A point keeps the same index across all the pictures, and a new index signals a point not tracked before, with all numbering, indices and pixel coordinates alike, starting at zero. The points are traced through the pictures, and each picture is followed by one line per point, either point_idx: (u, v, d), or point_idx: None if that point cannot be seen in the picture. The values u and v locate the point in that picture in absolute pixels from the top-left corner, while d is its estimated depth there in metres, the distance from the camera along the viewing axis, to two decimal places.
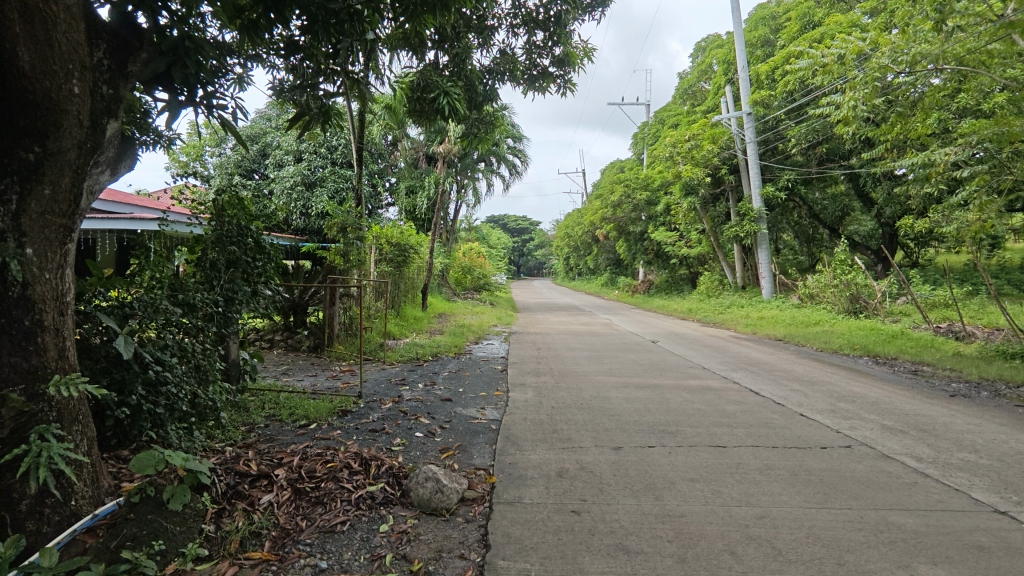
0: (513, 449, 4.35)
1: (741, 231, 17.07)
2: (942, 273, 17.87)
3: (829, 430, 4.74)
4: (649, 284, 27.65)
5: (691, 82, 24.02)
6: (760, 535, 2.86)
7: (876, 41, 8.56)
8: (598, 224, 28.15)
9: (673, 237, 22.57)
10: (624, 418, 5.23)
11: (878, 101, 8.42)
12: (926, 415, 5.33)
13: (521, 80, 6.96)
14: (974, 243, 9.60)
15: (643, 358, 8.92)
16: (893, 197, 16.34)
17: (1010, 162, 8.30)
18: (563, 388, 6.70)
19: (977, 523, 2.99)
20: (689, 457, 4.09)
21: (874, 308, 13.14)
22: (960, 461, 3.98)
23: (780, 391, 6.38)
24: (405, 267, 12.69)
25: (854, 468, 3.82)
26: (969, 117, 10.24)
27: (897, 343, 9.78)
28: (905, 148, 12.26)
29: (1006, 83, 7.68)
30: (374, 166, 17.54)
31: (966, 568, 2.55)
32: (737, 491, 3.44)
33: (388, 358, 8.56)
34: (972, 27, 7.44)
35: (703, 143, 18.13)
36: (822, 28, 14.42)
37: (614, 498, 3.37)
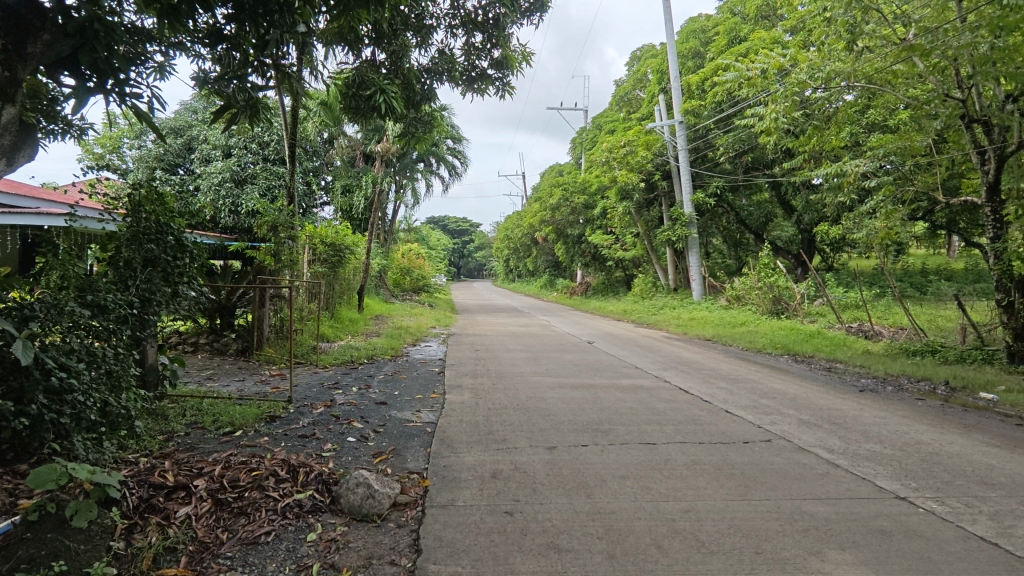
0: (448, 451, 4.31)
1: (674, 234, 17.66)
2: (854, 277, 19.20)
3: (751, 425, 4.98)
4: (586, 287, 28.28)
5: (627, 89, 24.69)
6: (686, 529, 2.96)
7: (795, 57, 9.07)
8: (536, 228, 28.46)
9: (609, 240, 23.14)
10: (560, 418, 5.28)
11: (798, 114, 8.94)
12: (838, 409, 5.70)
13: (460, 81, 6.92)
14: (881, 248, 10.34)
15: (580, 359, 9.07)
16: (811, 205, 17.41)
17: (912, 175, 9.10)
18: (500, 389, 6.72)
19: (880, 509, 3.21)
20: (620, 454, 4.19)
21: (794, 309, 13.95)
22: (867, 451, 4.27)
23: (707, 389, 6.64)
24: (340, 268, 12.42)
25: (772, 461, 4.03)
26: (877, 131, 11.07)
27: (815, 342, 10.42)
28: (820, 159, 13.10)
29: (910, 102, 8.34)
30: (309, 164, 16.98)
31: (871, 551, 2.72)
32: (664, 486, 3.55)
33: (322, 361, 8.32)
34: (879, 49, 8.03)
35: (638, 149, 18.65)
36: (747, 43, 15.16)
37: (547, 497, 3.41)
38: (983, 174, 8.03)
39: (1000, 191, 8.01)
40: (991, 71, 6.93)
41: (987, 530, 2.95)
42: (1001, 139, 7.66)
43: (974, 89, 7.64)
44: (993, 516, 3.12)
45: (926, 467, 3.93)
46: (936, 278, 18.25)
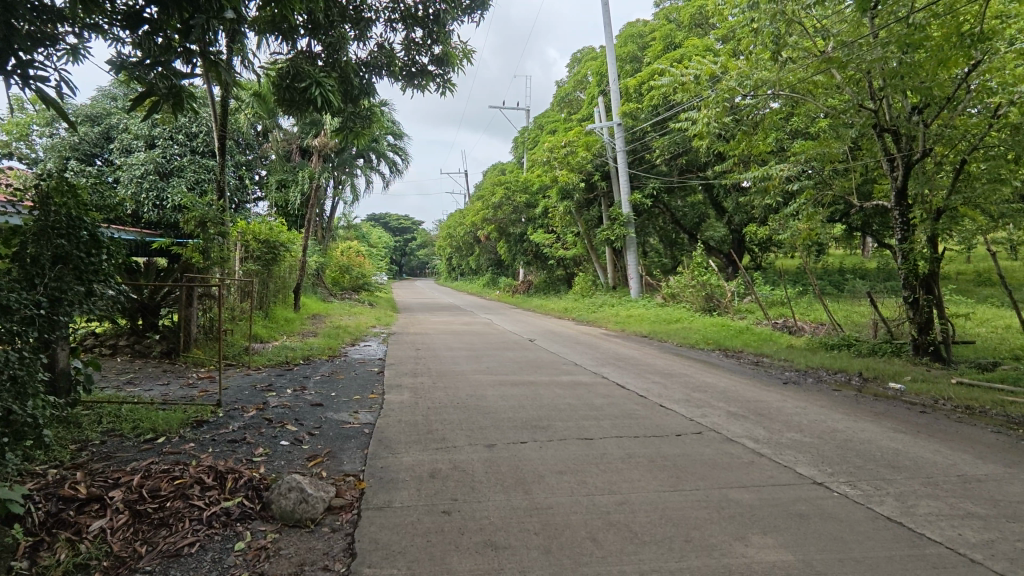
0: (386, 452, 4.25)
1: (613, 234, 18.05)
2: (779, 276, 20.26)
3: (683, 418, 5.18)
4: (528, 284, 28.52)
5: (568, 90, 25.05)
6: (620, 521, 3.04)
7: (725, 66, 9.48)
8: (478, 226, 28.42)
9: (550, 239, 23.41)
10: (499, 415, 5.30)
11: (728, 120, 9.33)
12: (763, 401, 6.00)
13: (400, 77, 6.81)
14: (804, 248, 10.95)
15: (520, 357, 9.14)
16: (741, 207, 18.22)
17: (831, 179, 9.68)
18: (440, 388, 6.68)
19: (799, 494, 3.40)
20: (558, 450, 4.25)
21: (725, 307, 14.58)
22: (789, 440, 4.52)
23: (643, 385, 6.82)
24: (275, 266, 11.97)
25: (702, 452, 4.19)
26: (799, 138, 11.74)
27: (743, 337, 10.94)
28: (749, 162, 13.74)
29: (829, 111, 8.86)
30: (241, 157, 16.28)
31: (791, 535, 2.88)
32: (600, 480, 3.63)
33: (254, 363, 7.99)
34: (801, 60, 8.50)
35: (578, 149, 18.96)
36: (682, 49, 15.69)
37: (485, 495, 3.41)
38: (892, 180, 8.64)
39: (908, 197, 8.65)
40: (898, 84, 7.46)
41: (892, 510, 3.18)
42: (908, 148, 8.27)
43: (885, 101, 8.20)
44: (898, 496, 3.36)
45: (841, 453, 4.20)
46: (852, 277, 19.55)
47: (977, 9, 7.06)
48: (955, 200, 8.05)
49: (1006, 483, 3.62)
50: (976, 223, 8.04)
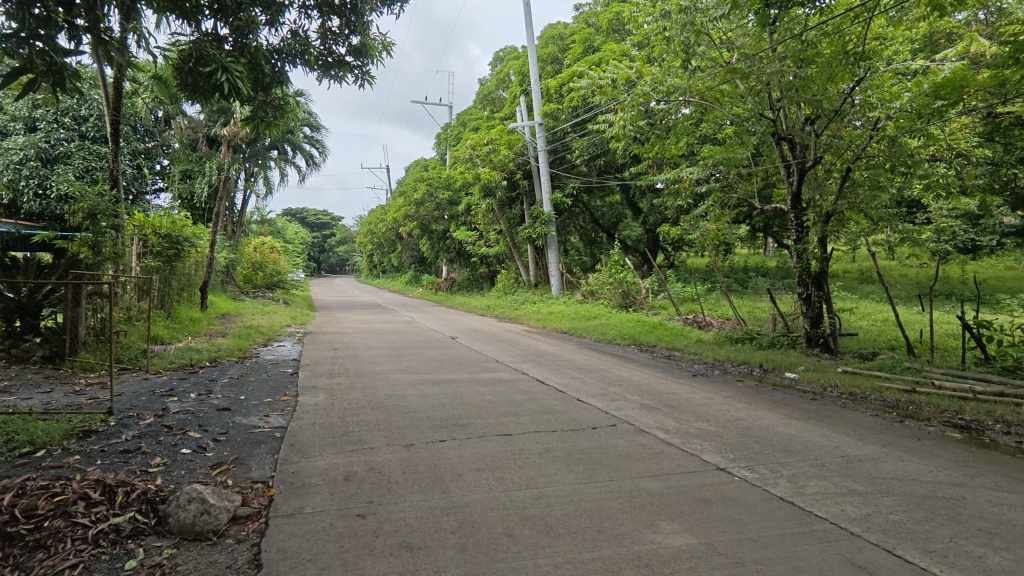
0: (298, 456, 4.07)
1: (534, 232, 18.29)
2: (690, 274, 21.36)
3: (599, 412, 5.33)
4: (451, 282, 28.37)
5: (489, 88, 25.15)
6: (536, 515, 3.08)
7: (640, 71, 9.85)
8: (400, 222, 27.95)
9: (473, 237, 23.39)
10: (418, 415, 5.23)
11: (642, 123, 9.68)
12: (674, 392, 6.30)
13: (315, 66, 6.51)
14: (712, 247, 11.58)
15: (441, 355, 9.07)
16: (655, 208, 19.03)
17: (736, 183, 10.29)
18: (358, 388, 6.49)
19: (704, 481, 3.59)
20: (477, 447, 4.25)
21: (640, 303, 15.18)
22: (696, 429, 4.77)
23: (562, 380, 6.95)
24: (179, 262, 11.15)
25: (616, 444, 4.33)
26: (707, 144, 12.43)
27: (656, 332, 11.44)
28: (662, 165, 14.39)
29: (734, 119, 9.41)
30: (139, 144, 15.10)
31: (695, 519, 3.04)
32: (517, 475, 3.67)
33: (153, 366, 7.42)
34: (709, 69, 8.97)
35: (500, 148, 19.08)
36: (600, 53, 16.14)
37: (402, 496, 3.35)
38: (789, 185, 9.30)
39: (802, 201, 9.34)
40: (794, 95, 8.01)
41: (785, 490, 3.43)
42: (802, 155, 8.93)
43: (782, 111, 8.81)
44: (791, 478, 3.63)
45: (742, 440, 4.48)
46: (754, 275, 20.95)
47: (860, 31, 7.74)
48: (841, 205, 8.78)
49: (881, 462, 4.00)
50: (859, 226, 8.87)
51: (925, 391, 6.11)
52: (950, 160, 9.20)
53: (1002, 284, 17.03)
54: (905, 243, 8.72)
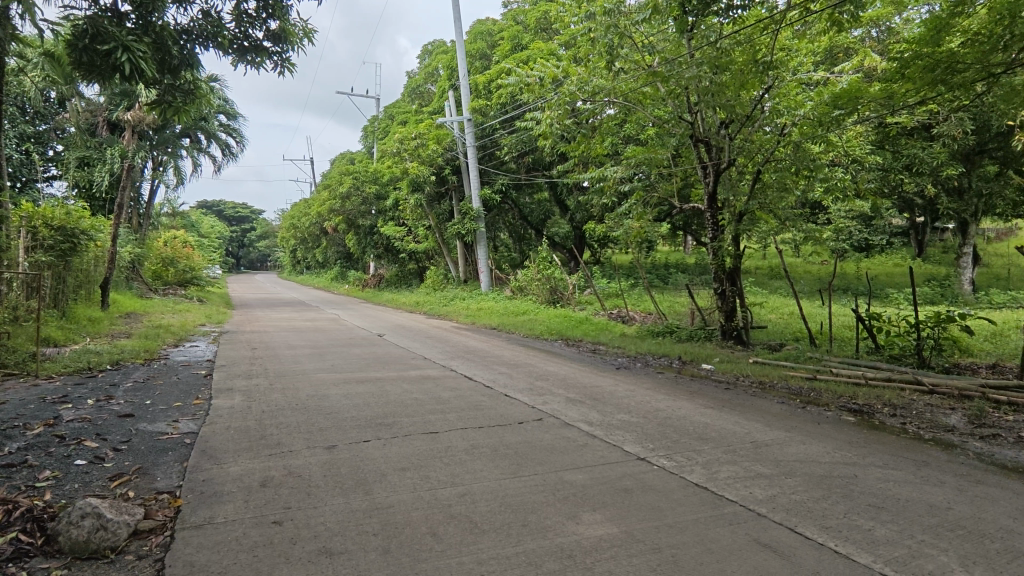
0: (210, 463, 3.85)
1: (463, 228, 18.20)
2: (615, 270, 22.00)
3: (526, 406, 5.39)
4: (378, 278, 27.84)
5: (418, 81, 24.80)
6: (460, 513, 3.07)
7: (567, 71, 10.02)
8: (325, 217, 27.07)
9: (401, 232, 22.99)
10: (342, 415, 5.08)
11: (569, 122, 9.87)
12: (598, 385, 6.47)
13: (230, 51, 6.07)
14: (636, 244, 11.99)
15: (367, 353, 8.85)
16: (582, 205, 19.48)
17: (657, 183, 10.68)
18: (277, 389, 6.22)
19: (625, 471, 3.70)
20: (402, 446, 4.18)
21: (567, 299, 15.48)
22: (619, 421, 4.91)
23: (490, 376, 6.97)
24: (75, 257, 10.25)
25: (542, 438, 4.39)
26: (631, 144, 12.87)
27: (583, 327, 11.71)
28: (588, 164, 14.74)
29: (656, 121, 9.76)
30: (27, 126, 13.79)
31: (616, 508, 3.13)
32: (443, 473, 3.64)
33: (45, 371, 6.78)
34: (633, 71, 9.23)
35: (428, 142, 18.85)
36: (528, 51, 16.29)
37: (322, 499, 3.24)
38: (705, 185, 9.71)
39: (717, 201, 9.82)
40: (710, 99, 8.36)
41: (700, 476, 3.60)
42: (717, 157, 9.37)
43: (699, 114, 9.20)
44: (705, 465, 3.81)
45: (662, 430, 4.66)
46: (674, 271, 21.90)
47: (769, 41, 8.20)
48: (752, 206, 9.30)
49: (785, 445, 4.28)
50: (769, 225, 9.44)
51: (824, 378, 6.60)
52: (846, 166, 9.96)
53: (891, 279, 18.72)
54: (808, 242, 9.37)
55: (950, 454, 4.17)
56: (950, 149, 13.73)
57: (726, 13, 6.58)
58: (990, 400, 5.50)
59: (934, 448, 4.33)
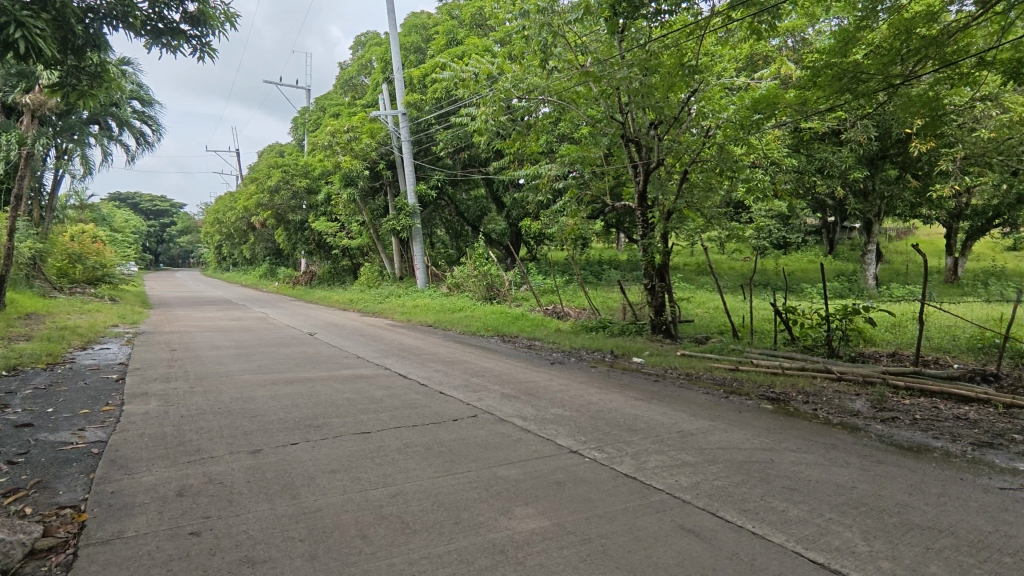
0: (121, 474, 3.59)
1: (398, 224, 17.85)
2: (551, 267, 22.28)
3: (460, 403, 5.36)
4: (310, 275, 26.79)
5: (351, 73, 24.14)
6: (392, 513, 3.01)
7: (501, 67, 10.02)
8: (252, 211, 25.92)
9: (333, 228, 22.31)
10: (268, 417, 4.88)
11: (504, 119, 9.90)
12: (534, 381, 6.54)
13: (142, 32, 5.66)
14: (570, 241, 12.19)
15: (297, 352, 8.54)
16: (518, 202, 19.60)
17: (590, 181, 10.90)
18: (198, 392, 5.90)
19: (558, 464, 3.75)
20: (332, 448, 4.06)
21: (504, 295, 15.53)
22: (553, 415, 4.97)
23: (425, 374, 6.89)
24: None
25: (476, 434, 4.38)
26: (565, 142, 13.10)
27: (518, 323, 11.79)
28: (524, 160, 14.85)
29: (589, 120, 9.95)
30: None
31: (548, 502, 3.17)
32: (375, 474, 3.56)
33: None
34: (566, 70, 9.36)
35: (361, 136, 18.39)
36: (463, 46, 16.18)
37: (245, 506, 3.10)
38: (636, 184, 10.00)
39: (647, 199, 10.12)
40: (640, 99, 8.60)
41: (629, 467, 3.70)
42: (647, 157, 9.66)
43: (630, 114, 9.44)
44: (635, 455, 3.93)
45: (594, 422, 4.76)
46: (608, 267, 22.45)
47: (695, 46, 8.49)
48: (679, 204, 9.65)
49: (709, 434, 4.48)
50: (695, 223, 9.85)
51: (745, 369, 6.96)
52: (766, 168, 10.53)
53: (805, 275, 19.97)
54: (731, 239, 9.83)
55: (855, 437, 4.50)
56: (857, 154, 14.81)
57: (655, 17, 6.79)
58: (890, 385, 6.00)
59: (842, 431, 4.66)
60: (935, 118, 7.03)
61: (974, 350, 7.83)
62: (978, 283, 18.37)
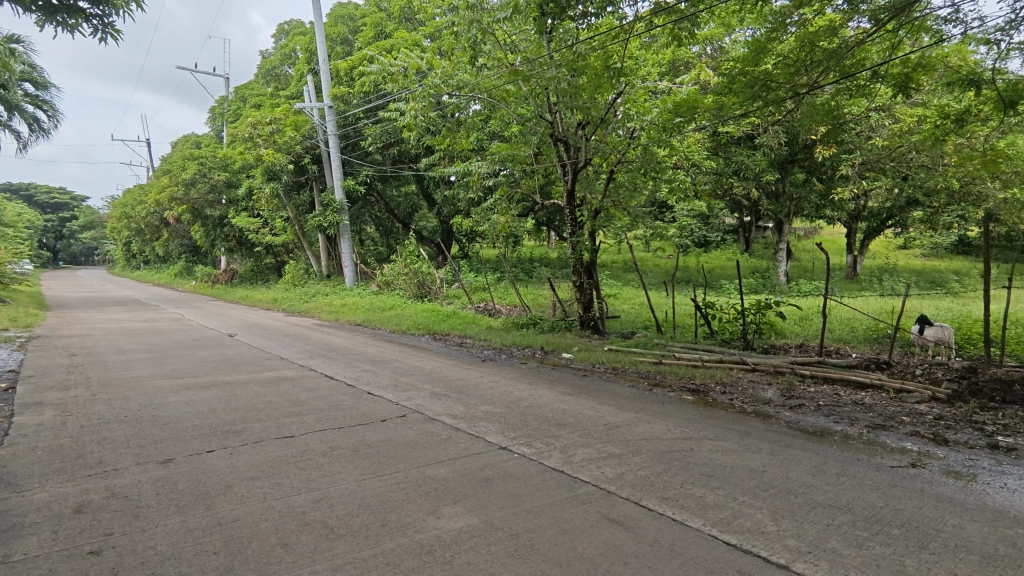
0: (8, 492, 3.27)
1: (325, 220, 17.27)
2: (483, 264, 22.30)
3: (389, 403, 5.27)
4: (231, 273, 24.79)
5: (273, 63, 23.14)
6: (315, 519, 2.92)
7: (431, 62, 9.91)
8: (165, 205, 24.34)
9: (256, 224, 21.29)
10: (182, 424, 4.60)
11: (434, 115, 9.79)
12: (464, 378, 6.52)
13: (33, 8, 5.21)
14: (501, 238, 12.24)
15: (215, 355, 8.10)
16: (449, 199, 19.50)
17: (520, 180, 10.98)
18: (102, 400, 5.47)
19: (487, 461, 3.76)
20: (251, 454, 3.88)
21: (435, 293, 15.40)
22: (483, 413, 4.98)
23: (352, 374, 6.72)
24: None
25: (404, 434, 4.32)
26: (495, 140, 13.17)
27: (450, 321, 11.72)
28: (455, 157, 14.77)
29: (518, 119, 10.01)
30: None
31: (476, 499, 3.17)
32: (297, 479, 3.44)
33: None
34: (495, 68, 9.36)
35: (285, 128, 17.68)
36: (392, 39, 15.88)
37: (153, 521, 2.90)
38: (565, 182, 10.16)
39: (575, 198, 10.30)
40: (568, 99, 8.69)
41: (557, 461, 3.77)
42: (575, 156, 9.85)
43: (558, 114, 9.58)
44: (563, 449, 3.99)
45: (524, 418, 4.80)
46: (539, 264, 22.75)
47: (620, 49, 8.72)
48: (607, 203, 9.90)
49: (633, 426, 4.63)
50: (620, 220, 10.13)
51: (668, 362, 7.23)
52: (687, 169, 10.98)
53: (724, 272, 21.05)
54: (655, 237, 10.20)
55: (767, 424, 4.79)
56: (769, 158, 15.75)
57: (581, 19, 6.92)
58: (797, 374, 6.42)
59: (755, 419, 4.95)
60: (837, 126, 7.56)
61: (870, 340, 8.55)
62: (875, 279, 20.01)
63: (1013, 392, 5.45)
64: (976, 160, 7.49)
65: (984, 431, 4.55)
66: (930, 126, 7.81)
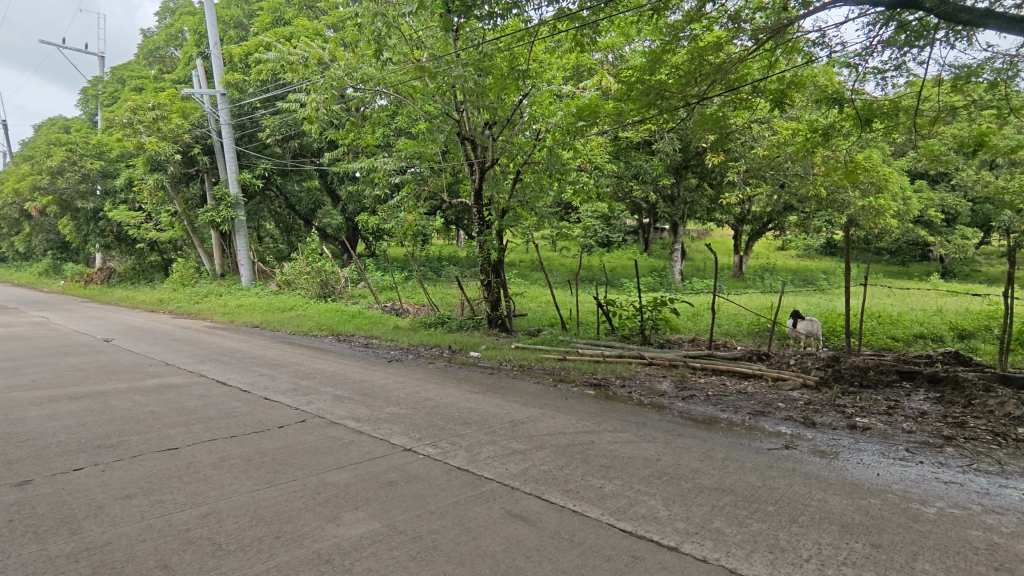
0: None
1: (218, 216, 16.11)
2: (390, 262, 21.84)
3: (287, 408, 5.02)
4: (109, 272, 22.75)
5: (156, 43, 21.35)
6: (201, 535, 2.73)
7: (333, 53, 9.55)
8: (26, 196, 21.66)
9: (136, 219, 19.31)
10: (44, 441, 4.12)
11: (336, 108, 9.44)
12: (369, 380, 6.34)
13: None
14: (408, 236, 12.05)
15: (87, 362, 7.32)
16: (353, 196, 18.91)
17: (427, 178, 10.86)
18: None
19: (391, 464, 3.69)
20: (128, 469, 3.55)
21: (339, 292, 14.87)
22: (387, 414, 4.87)
23: (247, 379, 6.33)
24: None
25: (303, 440, 4.13)
26: (401, 135, 12.93)
27: (355, 321, 11.36)
28: (360, 151, 14.32)
29: (425, 116, 9.89)
30: None
31: (378, 503, 3.10)
32: (181, 494, 3.19)
33: None
34: (401, 63, 9.16)
35: (170, 115, 16.42)
36: (291, 27, 15.15)
37: (5, 551, 2.58)
38: (472, 181, 10.18)
39: (482, 198, 10.35)
40: (475, 98, 8.68)
41: (462, 460, 3.77)
42: (482, 155, 9.90)
43: (465, 113, 9.56)
44: (468, 448, 4.00)
45: (429, 419, 4.76)
46: (447, 263, 22.60)
47: (525, 52, 8.87)
48: (513, 203, 10.03)
49: (538, 421, 4.72)
50: (527, 220, 10.30)
51: (572, 358, 7.44)
52: (590, 172, 11.35)
53: (626, 270, 22.00)
54: (559, 237, 10.47)
55: (662, 415, 5.07)
56: (665, 163, 16.65)
57: (488, 20, 6.94)
58: (690, 366, 6.85)
59: (651, 410, 5.22)
60: (723, 136, 8.14)
61: (753, 334, 9.30)
62: (758, 277, 21.75)
63: (867, 377, 6.14)
64: (840, 170, 8.34)
65: (845, 413, 5.10)
66: (802, 139, 8.60)
